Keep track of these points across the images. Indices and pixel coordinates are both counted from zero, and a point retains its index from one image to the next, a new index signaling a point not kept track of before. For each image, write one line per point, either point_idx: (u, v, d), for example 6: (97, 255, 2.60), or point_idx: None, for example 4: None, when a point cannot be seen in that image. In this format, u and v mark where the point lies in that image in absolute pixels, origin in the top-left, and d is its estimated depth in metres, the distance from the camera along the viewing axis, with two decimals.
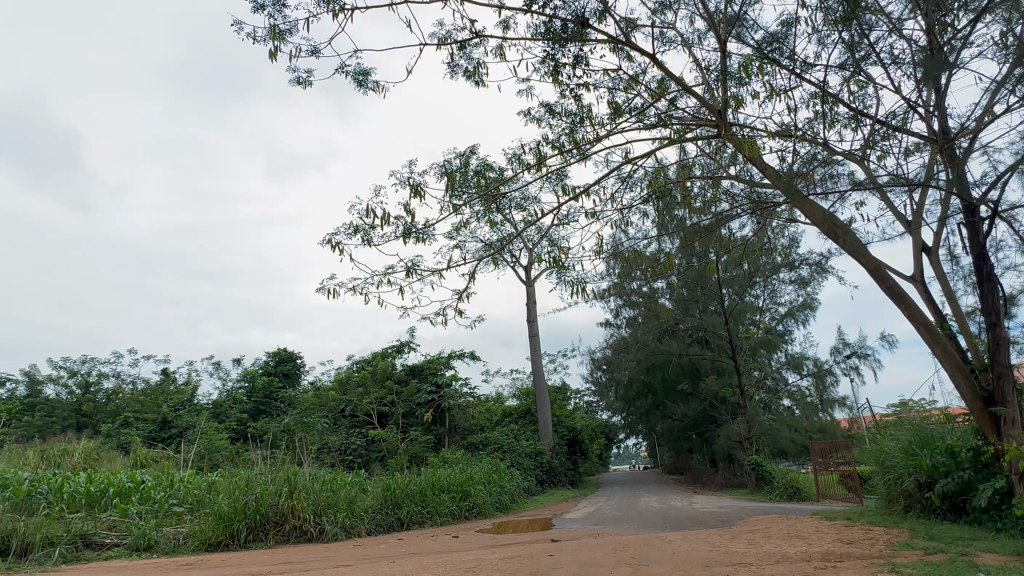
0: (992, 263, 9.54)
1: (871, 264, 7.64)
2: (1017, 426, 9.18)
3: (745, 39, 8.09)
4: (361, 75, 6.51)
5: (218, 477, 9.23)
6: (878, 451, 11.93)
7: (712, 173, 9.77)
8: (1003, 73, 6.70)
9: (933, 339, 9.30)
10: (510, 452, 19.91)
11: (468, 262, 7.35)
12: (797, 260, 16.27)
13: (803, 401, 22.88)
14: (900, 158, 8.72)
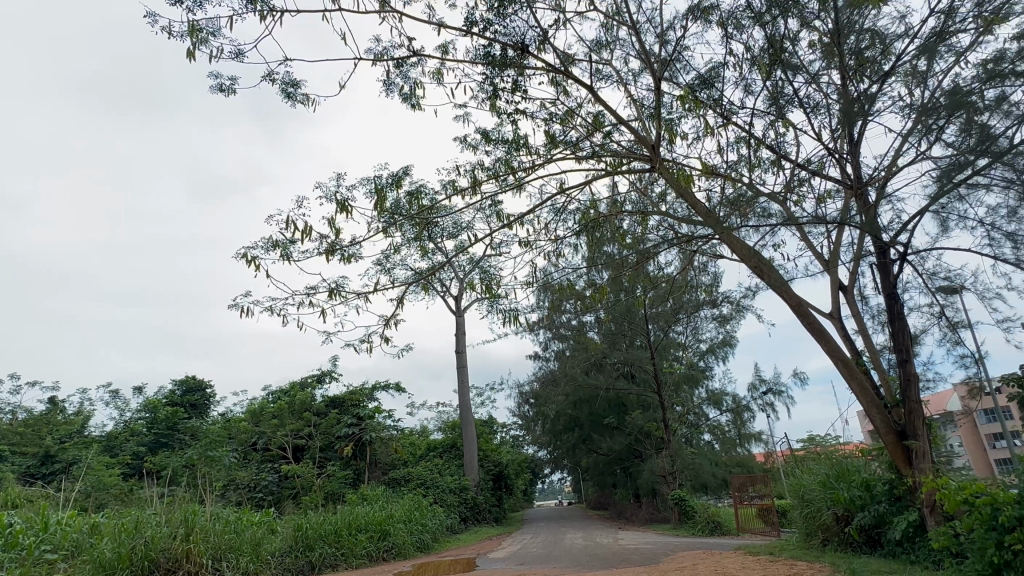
0: (902, 304, 9.87)
1: (793, 300, 7.68)
2: (927, 459, 9.33)
3: (677, 80, 8.15)
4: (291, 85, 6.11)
5: (104, 519, 7.92)
6: (797, 485, 11.99)
7: (643, 208, 9.68)
8: (913, 125, 7.02)
9: (850, 376, 9.44)
10: (433, 488, 18.96)
11: (396, 285, 6.91)
12: (720, 298, 16.62)
13: (723, 436, 23.23)
14: (819, 201, 8.94)
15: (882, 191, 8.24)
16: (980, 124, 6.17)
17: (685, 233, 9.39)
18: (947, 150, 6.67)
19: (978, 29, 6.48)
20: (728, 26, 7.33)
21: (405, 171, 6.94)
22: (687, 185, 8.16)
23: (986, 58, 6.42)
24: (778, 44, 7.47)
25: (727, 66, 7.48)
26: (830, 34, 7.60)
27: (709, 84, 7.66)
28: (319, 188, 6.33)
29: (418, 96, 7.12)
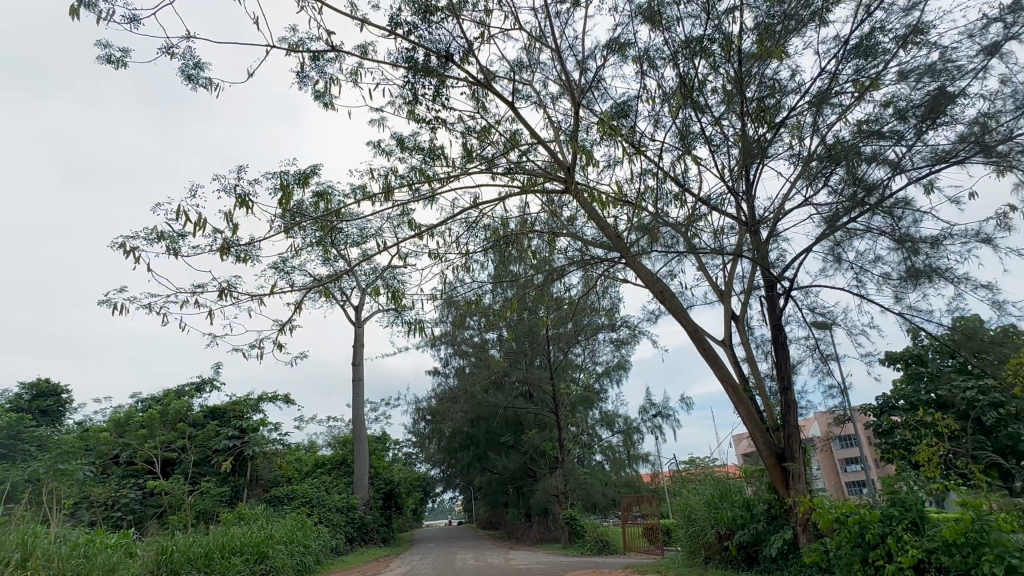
0: (785, 334, 10.44)
1: (691, 326, 7.94)
2: (803, 480, 9.73)
3: (593, 107, 8.29)
4: (194, 67, 5.57)
5: None
6: (683, 505, 12.42)
7: (552, 228, 9.66)
8: (804, 172, 7.54)
9: (738, 401, 9.95)
10: (319, 507, 17.86)
11: (298, 290, 6.41)
12: (618, 322, 17.07)
13: (614, 456, 23.82)
14: (718, 236, 9.34)
15: (773, 230, 8.74)
16: (859, 176, 6.75)
17: (592, 256, 9.41)
18: (831, 197, 7.23)
19: (858, 92, 7.13)
20: (644, 61, 7.57)
21: (314, 170, 6.49)
22: (599, 209, 8.24)
23: (865, 118, 7.05)
24: (690, 84, 7.79)
25: (640, 100, 7.68)
26: (730, 83, 7.83)
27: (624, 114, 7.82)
28: (217, 179, 5.74)
29: (332, 94, 6.72)
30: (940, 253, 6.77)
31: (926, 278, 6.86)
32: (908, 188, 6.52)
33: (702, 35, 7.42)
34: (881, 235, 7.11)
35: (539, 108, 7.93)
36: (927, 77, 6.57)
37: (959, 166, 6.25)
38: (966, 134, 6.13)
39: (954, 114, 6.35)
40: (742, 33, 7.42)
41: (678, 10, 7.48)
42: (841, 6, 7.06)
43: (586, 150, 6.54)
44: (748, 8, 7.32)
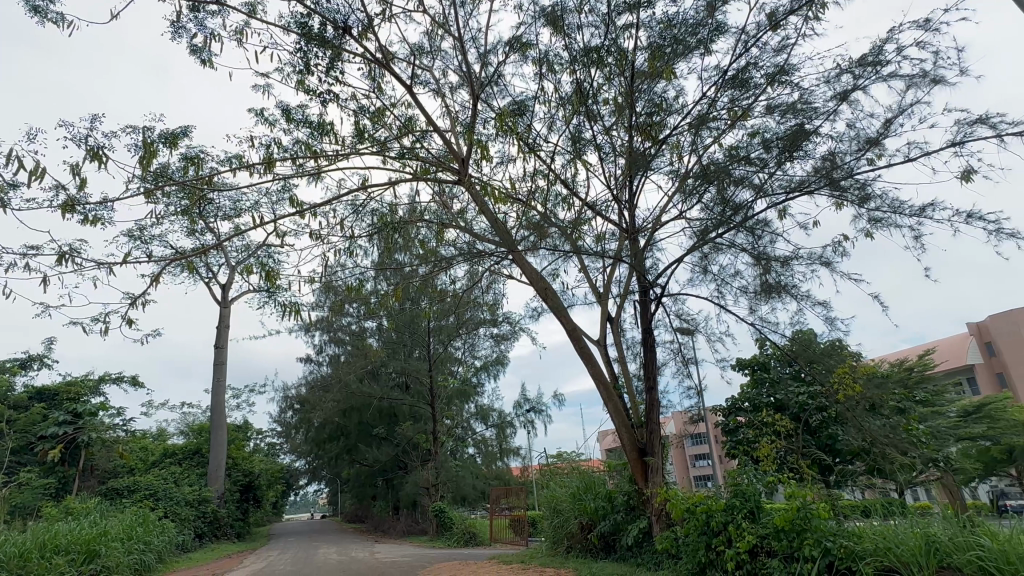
0: (655, 338, 11.05)
1: (569, 325, 8.18)
2: (660, 473, 10.36)
3: (491, 102, 8.27)
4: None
5: None
6: (549, 497, 12.81)
7: (442, 219, 9.46)
8: (681, 187, 8.03)
9: (607, 397, 10.46)
10: (165, 500, 16.30)
11: (156, 260, 5.78)
12: (500, 318, 17.27)
13: (486, 449, 24.08)
14: (601, 240, 9.66)
15: (651, 239, 9.22)
16: (727, 196, 7.33)
17: (480, 248, 9.30)
18: (702, 213, 7.77)
19: (731, 120, 7.73)
20: (544, 64, 7.69)
21: (184, 131, 5.90)
22: (490, 204, 8.23)
23: (736, 144, 7.65)
24: (585, 92, 8.00)
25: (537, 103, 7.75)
26: (622, 95, 8.15)
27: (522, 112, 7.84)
28: (64, 126, 5.04)
29: (212, 50, 6.14)
30: (788, 272, 7.49)
31: (776, 293, 7.60)
32: (767, 211, 7.19)
33: (600, 47, 7.66)
34: (743, 251, 7.75)
35: (437, 96, 7.80)
36: (789, 114, 7.26)
37: (808, 196, 6.97)
38: (817, 168, 6.85)
39: (808, 149, 7.08)
40: (636, 50, 7.75)
41: (579, 18, 7.66)
42: (723, 39, 7.60)
43: (481, 143, 6.50)
44: (643, 27, 7.68)
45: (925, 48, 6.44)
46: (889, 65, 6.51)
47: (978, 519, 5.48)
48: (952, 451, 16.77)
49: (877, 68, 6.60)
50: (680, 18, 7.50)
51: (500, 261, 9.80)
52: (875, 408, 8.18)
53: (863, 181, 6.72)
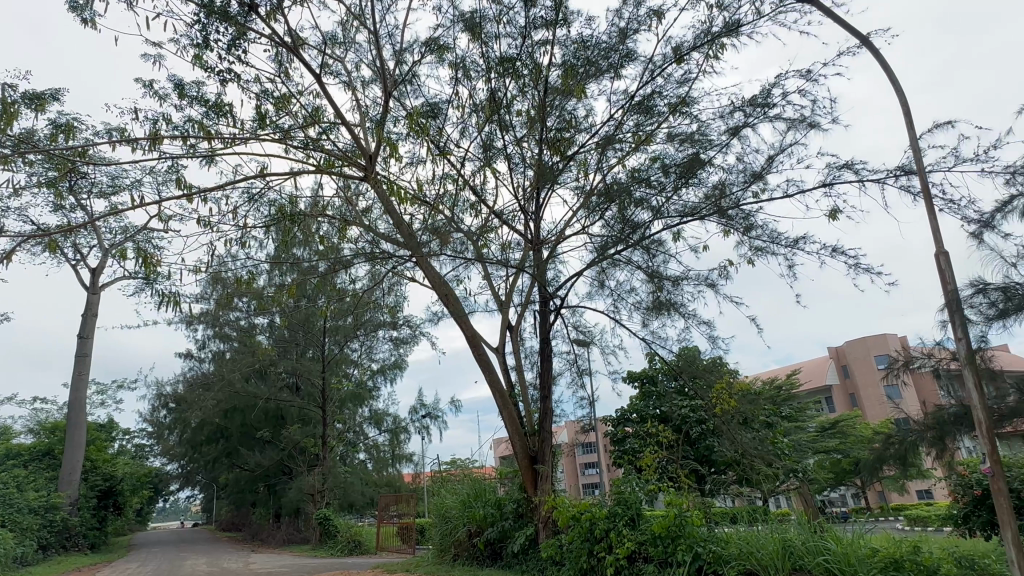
0: (552, 347, 11.22)
1: (469, 331, 8.14)
2: (549, 480, 10.48)
3: (403, 101, 8.08)
4: None
5: None
6: (439, 504, 12.64)
7: (345, 216, 9.06)
8: (585, 202, 8.23)
9: (502, 404, 10.51)
10: (2, 507, 14.41)
11: (7, 236, 5.10)
12: (401, 321, 16.92)
13: (377, 455, 23.49)
14: (505, 249, 9.67)
15: (553, 251, 9.38)
16: (627, 215, 7.63)
17: (383, 249, 9.03)
18: (603, 230, 8.03)
19: (635, 143, 8.06)
20: (460, 69, 7.65)
21: (55, 95, 5.29)
22: (396, 204, 8.04)
23: (638, 166, 7.99)
24: (499, 100, 8.02)
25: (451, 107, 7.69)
26: (535, 108, 8.26)
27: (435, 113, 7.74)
28: None
29: (95, 10, 5.56)
30: (678, 291, 7.91)
31: (666, 310, 7.98)
32: (663, 232, 7.56)
33: (516, 58, 7.74)
34: (638, 269, 8.09)
35: (347, 88, 7.53)
36: (687, 143, 7.70)
37: (699, 221, 7.42)
38: (708, 195, 7.30)
39: (701, 178, 7.54)
40: (551, 65, 7.91)
41: (497, 27, 7.69)
42: (632, 65, 7.92)
43: (391, 141, 6.33)
44: (558, 44, 7.86)
45: (806, 96, 7.06)
46: (775, 107, 7.07)
47: (827, 525, 6.04)
48: (809, 462, 18.47)
49: (765, 110, 7.15)
50: (594, 41, 7.75)
51: (402, 263, 9.56)
52: (746, 421, 8.81)
53: (747, 212, 7.24)
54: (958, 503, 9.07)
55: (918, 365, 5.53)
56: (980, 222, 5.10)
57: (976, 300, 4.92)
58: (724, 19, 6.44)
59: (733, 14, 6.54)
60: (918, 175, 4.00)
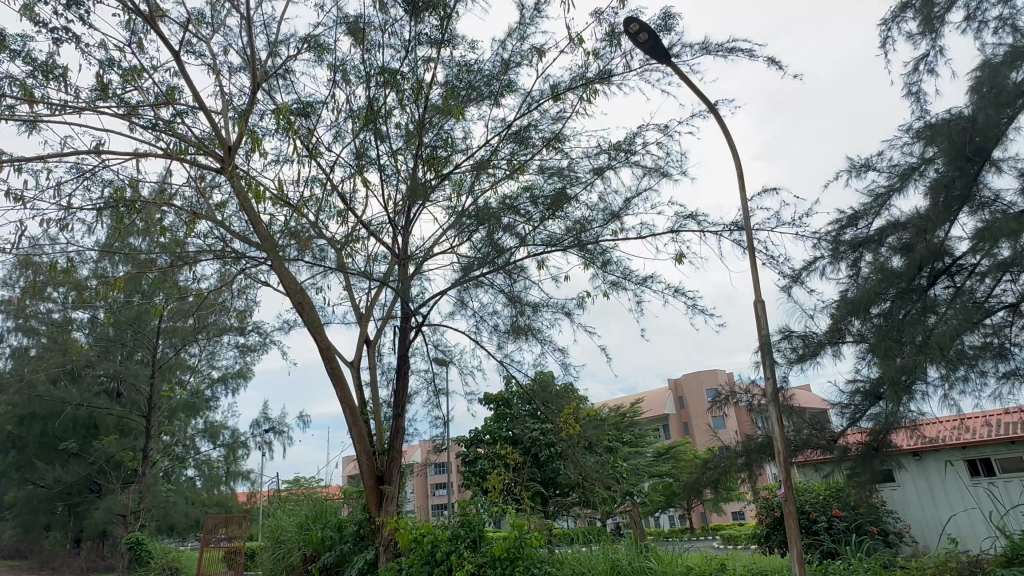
0: (410, 365, 10.94)
1: (323, 343, 7.74)
2: (394, 501, 10.08)
3: (273, 95, 7.55)
4: None
5: None
6: (274, 527, 11.75)
7: (195, 208, 8.21)
8: (455, 221, 8.21)
9: (352, 422, 10.05)
10: None
11: None
12: (250, 327, 15.73)
13: (209, 472, 21.49)
14: (370, 261, 9.31)
15: (419, 267, 9.21)
16: (495, 239, 7.69)
17: (235, 248, 8.30)
18: (470, 251, 8.06)
19: (508, 170, 8.20)
20: (338, 71, 7.35)
21: None
22: (254, 201, 7.45)
23: (509, 194, 8.12)
24: (377, 109, 7.77)
25: (324, 109, 7.32)
26: (413, 123, 8.13)
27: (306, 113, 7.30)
28: None
29: None
30: (537, 317, 8.12)
31: (524, 335, 8.17)
32: (527, 259, 7.77)
33: (397, 71, 7.59)
34: (501, 293, 8.24)
35: (210, 71, 6.92)
36: (556, 177, 8.01)
37: (561, 252, 7.71)
38: (571, 228, 7.60)
39: (567, 211, 7.87)
40: (433, 83, 7.85)
41: (381, 36, 7.50)
42: (512, 96, 8.09)
43: (253, 133, 5.86)
44: (442, 64, 7.83)
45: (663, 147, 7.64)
46: (637, 154, 7.56)
47: (652, 545, 6.47)
48: (644, 486, 19.82)
49: (628, 155, 7.61)
50: (478, 66, 7.84)
51: (255, 266, 8.84)
52: (591, 446, 9.23)
53: (604, 248, 7.64)
54: (762, 523, 10.22)
55: (742, 400, 6.03)
56: (789, 276, 5.77)
57: (782, 345, 5.57)
58: (598, 67, 6.80)
59: (606, 63, 6.93)
60: (746, 231, 4.47)
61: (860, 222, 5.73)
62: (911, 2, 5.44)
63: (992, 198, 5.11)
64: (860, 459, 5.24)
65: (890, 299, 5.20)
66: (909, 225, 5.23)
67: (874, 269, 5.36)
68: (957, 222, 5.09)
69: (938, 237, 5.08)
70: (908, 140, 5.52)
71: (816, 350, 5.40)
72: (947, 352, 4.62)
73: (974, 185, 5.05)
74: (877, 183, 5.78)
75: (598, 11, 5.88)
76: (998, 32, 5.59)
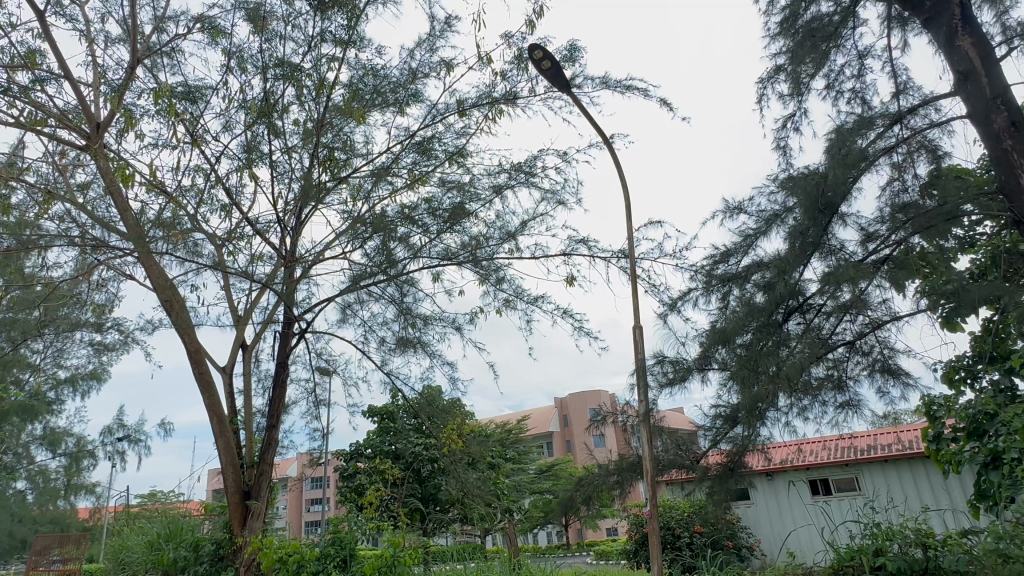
0: (289, 373, 10.29)
1: (192, 346, 7.09)
2: (260, 518, 9.31)
3: (157, 74, 6.91)
4: None
5: None
6: (117, 547, 10.53)
7: (51, 187, 7.28)
8: (349, 226, 7.89)
9: (218, 432, 9.23)
10: None
11: None
12: (109, 324, 14.19)
13: (45, 485, 18.95)
14: (252, 261, 8.70)
15: (306, 271, 8.75)
16: (389, 249, 7.44)
17: (95, 235, 7.45)
18: (362, 258, 7.77)
19: (409, 179, 7.99)
20: (232, 58, 6.88)
21: None
22: (122, 185, 6.73)
23: (408, 204, 7.92)
24: (273, 102, 7.33)
25: (212, 95, 6.82)
26: (311, 121, 7.73)
27: (193, 96, 6.76)
28: None
29: None
30: (427, 330, 7.96)
31: (411, 347, 7.98)
32: (420, 271, 7.61)
33: (297, 66, 7.22)
34: (391, 303, 8.03)
35: (81, 38, 6.22)
36: (456, 191, 7.95)
37: (455, 267, 7.62)
38: (466, 243, 7.54)
39: (464, 226, 7.83)
40: (335, 84, 7.56)
41: (284, 27, 7.14)
42: (417, 105, 7.96)
43: (125, 110, 5.29)
44: (347, 64, 7.56)
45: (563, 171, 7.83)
46: (537, 176, 7.66)
47: (525, 562, 6.53)
48: (525, 503, 20.03)
49: (528, 176, 7.69)
50: (384, 72, 7.67)
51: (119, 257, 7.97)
52: (473, 462, 9.19)
53: (498, 265, 7.65)
54: (631, 540, 10.69)
55: (619, 420, 6.27)
56: (667, 304, 6.11)
57: (656, 369, 5.84)
58: (505, 88, 6.88)
59: (513, 85, 7.01)
60: (630, 258, 4.65)
61: (732, 258, 6.23)
62: (783, 66, 6.03)
63: (839, 246, 5.74)
64: (718, 478, 5.61)
65: (751, 331, 5.63)
66: (771, 265, 5.72)
67: (740, 303, 5.80)
68: (809, 265, 5.66)
69: (795, 277, 5.60)
70: (775, 188, 6.06)
71: (686, 375, 5.74)
72: (795, 382, 5.09)
73: (825, 234, 5.65)
74: (746, 225, 6.30)
75: (507, 33, 5.98)
76: (851, 102, 6.33)
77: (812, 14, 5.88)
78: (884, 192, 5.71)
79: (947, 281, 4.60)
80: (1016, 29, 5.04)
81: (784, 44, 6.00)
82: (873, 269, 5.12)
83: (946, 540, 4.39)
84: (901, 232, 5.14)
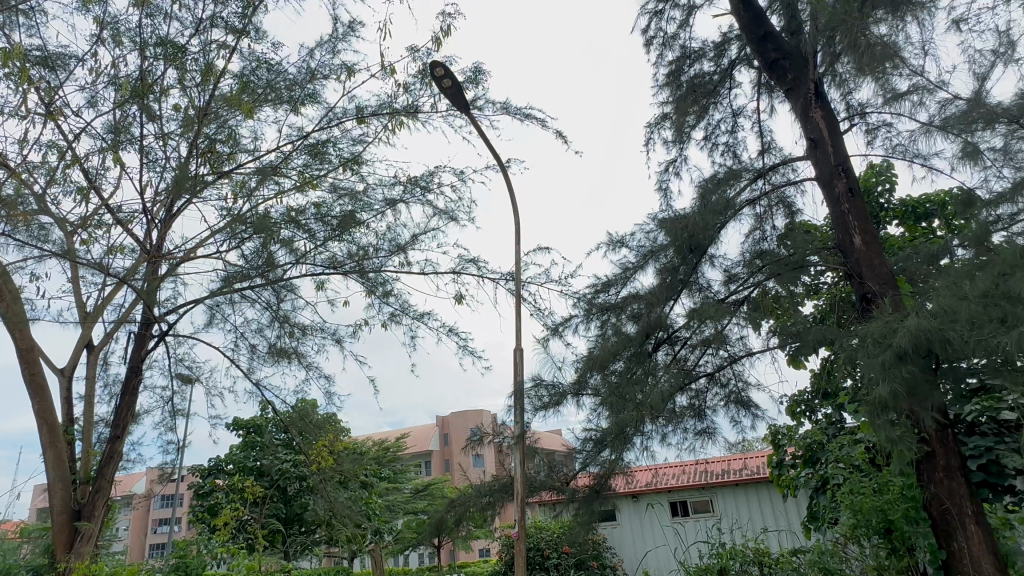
0: (142, 379, 9.26)
1: (24, 342, 6.16)
2: (91, 542, 8.17)
3: (10, 33, 6.08)
4: None
5: None
6: None
7: None
8: (226, 225, 7.36)
9: (47, 442, 8.04)
10: None
11: None
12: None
13: None
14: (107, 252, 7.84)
15: (173, 268, 8.01)
16: (269, 252, 7.04)
17: None
18: (238, 260, 7.27)
19: (298, 181, 7.62)
20: (105, 28, 6.22)
21: None
22: None
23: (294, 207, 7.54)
24: (150, 82, 6.71)
25: (76, 65, 6.12)
26: (192, 109, 7.16)
27: (52, 64, 6.02)
28: None
29: None
30: (304, 340, 7.56)
31: (285, 358, 7.54)
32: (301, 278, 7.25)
33: (182, 48, 6.69)
34: (267, 309, 7.56)
35: None
36: (347, 199, 7.70)
37: (340, 276, 7.35)
38: (354, 253, 7.30)
39: (353, 235, 7.59)
40: (223, 73, 7.08)
41: (170, 5, 6.60)
42: (313, 106, 7.64)
43: None
44: (239, 53, 7.11)
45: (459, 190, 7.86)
46: (432, 192, 7.62)
47: None
48: (398, 523, 19.52)
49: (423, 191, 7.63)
50: (279, 68, 7.30)
51: None
52: (344, 480, 8.78)
53: (385, 278, 7.48)
54: (501, 561, 10.72)
55: (496, 441, 6.27)
56: (549, 329, 6.27)
57: (534, 392, 5.94)
58: (406, 100, 6.80)
59: (415, 98, 6.96)
60: (517, 282, 4.73)
61: (611, 289, 6.52)
62: (668, 115, 6.49)
63: (705, 284, 6.22)
64: (585, 500, 5.79)
65: (624, 359, 5.93)
66: (645, 298, 6.06)
67: (615, 332, 6.08)
68: (678, 300, 6.08)
69: (665, 311, 5.99)
70: (654, 227, 6.46)
71: (561, 399, 5.90)
72: (659, 409, 5.40)
73: (693, 273, 6.12)
74: (627, 258, 6.65)
75: (413, 47, 5.93)
76: (724, 155, 6.95)
77: (695, 71, 6.41)
78: (746, 239, 6.29)
79: (793, 323, 5.13)
80: (857, 109, 5.80)
81: (670, 95, 6.47)
82: (732, 309, 5.60)
83: (778, 558, 4.81)
84: (758, 276, 5.66)
